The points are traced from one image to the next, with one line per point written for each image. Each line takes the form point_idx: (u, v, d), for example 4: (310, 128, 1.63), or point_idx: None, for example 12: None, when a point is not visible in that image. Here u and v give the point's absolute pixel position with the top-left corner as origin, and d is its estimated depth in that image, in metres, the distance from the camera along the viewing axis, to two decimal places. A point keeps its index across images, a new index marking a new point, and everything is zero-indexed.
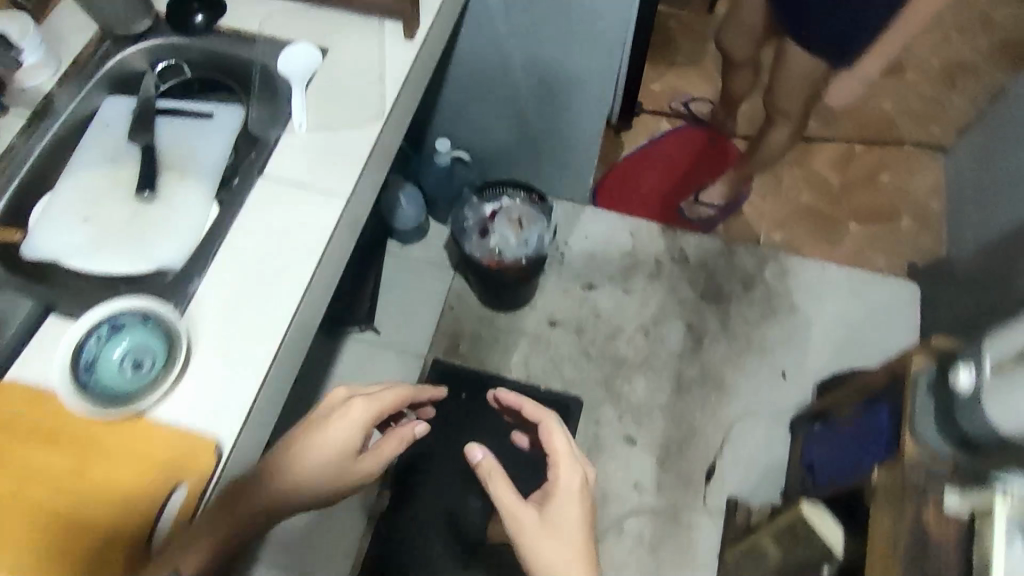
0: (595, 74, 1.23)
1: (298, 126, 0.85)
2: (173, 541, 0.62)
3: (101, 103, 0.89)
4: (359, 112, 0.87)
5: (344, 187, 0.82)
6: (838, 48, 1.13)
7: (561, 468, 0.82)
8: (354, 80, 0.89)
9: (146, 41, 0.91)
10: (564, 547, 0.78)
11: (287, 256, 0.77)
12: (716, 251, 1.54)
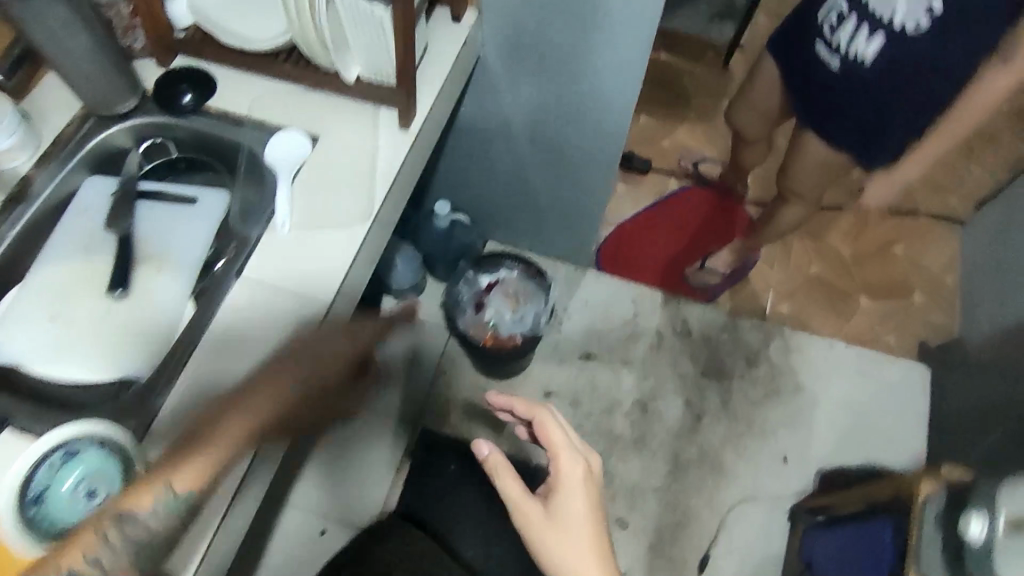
0: (601, 151, 1.20)
1: (281, 224, 0.81)
2: (162, 472, 0.61)
3: (81, 185, 0.86)
4: (347, 208, 0.83)
5: (324, 293, 0.78)
6: (862, 145, 1.08)
7: (561, 457, 0.82)
8: (343, 173, 0.85)
9: (129, 120, 0.88)
10: (574, 538, 0.78)
11: (260, 371, 0.73)
12: (720, 324, 1.50)
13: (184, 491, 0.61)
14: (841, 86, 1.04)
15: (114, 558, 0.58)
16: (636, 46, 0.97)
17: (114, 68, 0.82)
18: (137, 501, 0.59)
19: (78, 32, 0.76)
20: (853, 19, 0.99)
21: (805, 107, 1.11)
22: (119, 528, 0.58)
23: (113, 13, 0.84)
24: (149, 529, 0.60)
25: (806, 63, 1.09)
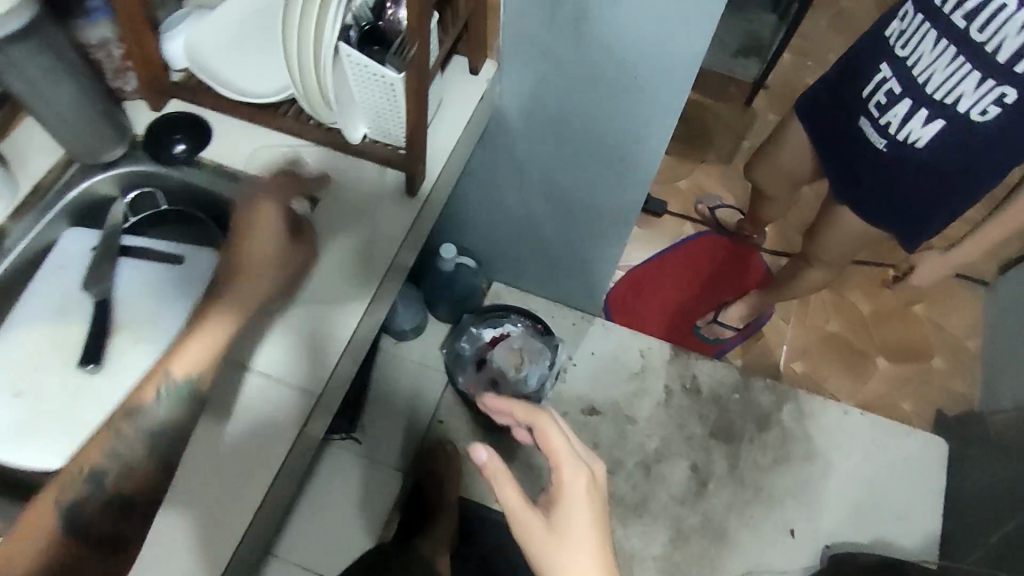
0: (620, 205, 1.13)
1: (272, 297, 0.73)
2: (160, 361, 0.66)
3: (60, 237, 0.80)
4: (347, 284, 0.75)
5: (316, 376, 0.71)
6: (911, 225, 1.01)
7: (567, 466, 0.67)
8: (345, 242, 0.77)
9: (116, 170, 0.82)
10: (583, 563, 0.64)
11: (245, 457, 0.67)
12: (731, 383, 1.43)
13: (184, 376, 0.66)
14: (891, 168, 0.98)
15: (132, 450, 0.63)
16: (666, 105, 0.90)
17: (98, 115, 0.75)
18: (144, 391, 0.65)
19: (60, 81, 0.70)
20: (905, 101, 0.92)
21: (846, 182, 1.07)
22: (131, 420, 0.64)
23: (103, 54, 0.78)
24: (157, 420, 0.65)
25: (852, 137, 1.03)
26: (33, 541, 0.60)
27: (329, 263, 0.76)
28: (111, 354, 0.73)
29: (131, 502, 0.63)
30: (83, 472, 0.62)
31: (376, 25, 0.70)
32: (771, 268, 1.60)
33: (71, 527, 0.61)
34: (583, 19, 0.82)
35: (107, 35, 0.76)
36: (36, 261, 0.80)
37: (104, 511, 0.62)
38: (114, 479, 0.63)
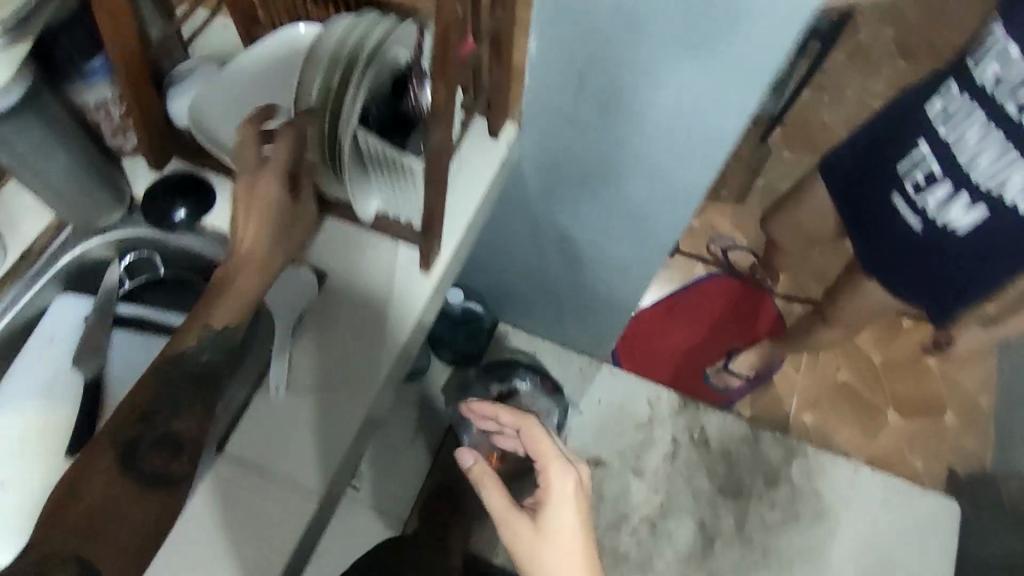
0: (636, 263, 1.09)
1: (275, 388, 0.70)
2: (198, 310, 0.60)
3: (52, 304, 0.75)
4: (352, 374, 0.71)
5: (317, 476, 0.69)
6: (937, 301, 1.01)
7: (555, 471, 0.75)
8: (348, 327, 0.73)
9: (114, 234, 0.77)
10: (568, 560, 0.69)
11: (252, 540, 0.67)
12: (741, 436, 1.39)
13: (225, 326, 0.61)
14: (929, 247, 0.96)
15: (179, 390, 0.59)
16: (693, 174, 0.86)
17: (98, 180, 0.71)
18: (183, 339, 0.60)
19: (55, 151, 0.66)
20: (945, 184, 0.91)
21: (875, 253, 1.06)
22: (172, 367, 0.59)
23: (101, 115, 0.74)
24: (203, 359, 0.60)
25: (884, 212, 1.01)
26: (87, 482, 0.54)
27: (332, 334, 0.73)
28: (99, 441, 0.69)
29: (183, 441, 0.58)
30: (137, 412, 0.57)
31: (402, 109, 0.67)
32: (782, 314, 1.54)
33: (122, 466, 0.56)
34: (615, 87, 0.78)
35: (106, 96, 0.72)
36: (24, 330, 0.76)
37: (154, 450, 0.57)
38: (164, 418, 0.58)
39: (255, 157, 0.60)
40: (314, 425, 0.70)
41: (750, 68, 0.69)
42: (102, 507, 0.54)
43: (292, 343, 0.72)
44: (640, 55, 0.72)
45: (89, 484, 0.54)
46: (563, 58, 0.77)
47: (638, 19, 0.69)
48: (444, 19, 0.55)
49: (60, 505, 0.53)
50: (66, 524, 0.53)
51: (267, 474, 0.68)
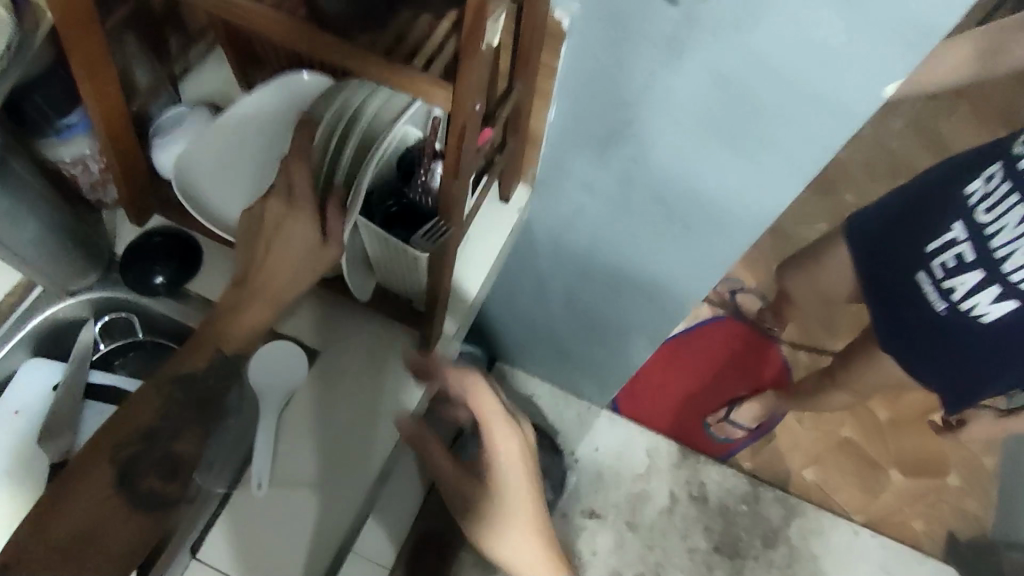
0: (644, 326, 1.04)
1: (257, 485, 0.65)
2: (209, 334, 0.61)
3: (20, 367, 0.70)
4: (340, 474, 0.66)
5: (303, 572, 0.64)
6: (957, 393, 0.98)
7: (499, 438, 0.64)
8: (343, 416, 0.68)
9: (89, 295, 0.71)
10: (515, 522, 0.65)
11: None
12: (740, 494, 1.38)
13: (234, 353, 0.62)
14: (951, 330, 0.94)
15: (182, 412, 0.60)
16: (713, 253, 0.81)
17: (77, 246, 0.66)
18: (189, 360, 0.61)
19: (25, 221, 0.61)
20: (976, 271, 0.88)
21: (897, 331, 1.01)
22: (180, 387, 0.60)
23: (77, 169, 0.68)
24: (210, 382, 0.62)
25: (908, 290, 0.98)
26: (74, 500, 0.56)
27: (325, 420, 0.68)
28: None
29: (180, 465, 0.60)
30: (139, 430, 0.59)
31: (404, 196, 0.60)
32: (790, 362, 1.48)
33: (121, 485, 0.58)
34: (639, 163, 0.72)
35: (84, 152, 0.67)
36: None
37: (153, 471, 0.59)
38: (165, 439, 0.60)
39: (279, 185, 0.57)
40: (302, 527, 0.65)
41: (789, 163, 0.64)
42: (96, 528, 0.56)
43: (278, 433, 0.67)
44: (669, 136, 0.67)
45: (89, 498, 0.56)
46: (585, 130, 0.71)
47: (670, 104, 0.63)
48: (460, 121, 0.49)
49: (52, 507, 0.56)
50: (65, 530, 0.55)
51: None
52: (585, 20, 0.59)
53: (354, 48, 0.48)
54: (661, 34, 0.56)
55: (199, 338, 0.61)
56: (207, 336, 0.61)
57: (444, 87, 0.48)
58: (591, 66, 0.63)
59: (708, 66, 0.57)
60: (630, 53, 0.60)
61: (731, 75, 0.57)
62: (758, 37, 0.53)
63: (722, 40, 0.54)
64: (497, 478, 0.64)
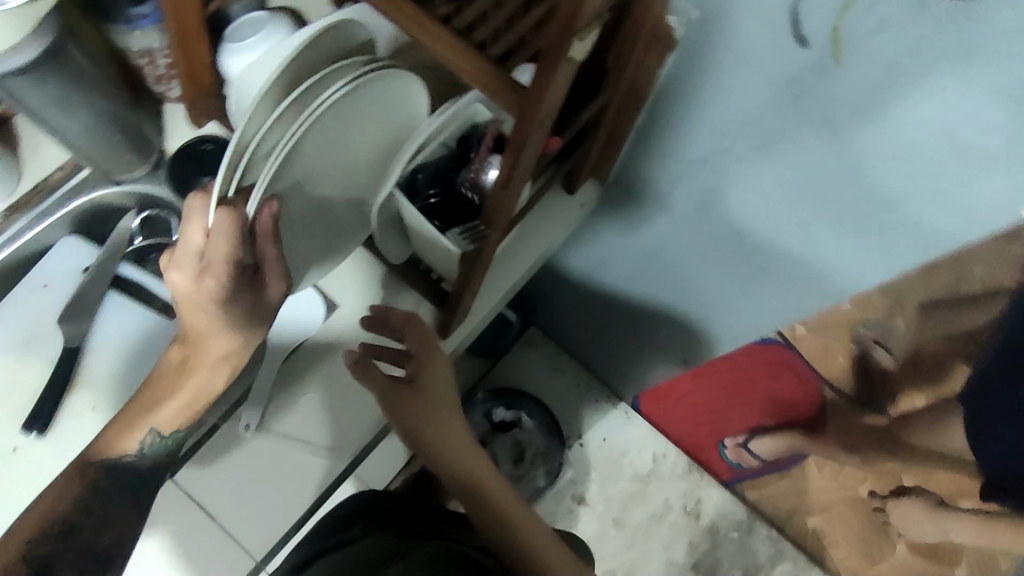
0: (685, 339, 0.98)
1: (246, 425, 0.66)
2: (141, 414, 0.59)
3: (59, 241, 0.72)
4: (326, 438, 0.68)
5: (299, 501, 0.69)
6: None
7: (436, 359, 0.64)
8: (341, 377, 0.68)
9: (134, 187, 0.71)
10: (445, 427, 0.67)
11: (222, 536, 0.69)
12: (736, 522, 1.36)
13: (169, 433, 0.60)
14: None
15: (109, 502, 0.60)
16: (776, 297, 0.75)
17: (125, 140, 0.66)
18: (121, 443, 0.59)
19: (76, 109, 0.61)
20: None
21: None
22: (108, 471, 0.59)
23: (145, 61, 0.67)
24: (139, 466, 0.61)
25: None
26: None
27: (332, 378, 0.68)
28: (62, 417, 0.67)
29: (108, 556, 0.60)
30: (55, 527, 0.58)
31: (462, 187, 0.57)
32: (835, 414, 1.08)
33: None
34: (719, 195, 0.66)
35: (153, 46, 0.65)
36: (26, 264, 0.73)
37: (72, 569, 0.59)
38: (93, 526, 0.60)
39: (202, 224, 0.48)
40: (292, 474, 0.69)
41: (885, 245, 0.57)
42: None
43: (278, 380, 0.67)
44: (758, 180, 0.60)
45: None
46: (670, 143, 0.65)
47: (772, 148, 0.56)
48: (521, 131, 0.43)
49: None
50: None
51: (215, 514, 0.69)
52: (699, 35, 0.52)
53: (424, 15, 0.43)
54: (782, 73, 0.49)
55: (130, 417, 0.59)
56: (140, 412, 0.59)
57: (511, 90, 0.42)
58: (695, 84, 0.56)
59: (828, 124, 0.50)
60: (740, 87, 0.53)
61: (850, 142, 0.50)
62: (894, 110, 0.45)
63: (849, 101, 0.47)
64: (430, 390, 0.65)
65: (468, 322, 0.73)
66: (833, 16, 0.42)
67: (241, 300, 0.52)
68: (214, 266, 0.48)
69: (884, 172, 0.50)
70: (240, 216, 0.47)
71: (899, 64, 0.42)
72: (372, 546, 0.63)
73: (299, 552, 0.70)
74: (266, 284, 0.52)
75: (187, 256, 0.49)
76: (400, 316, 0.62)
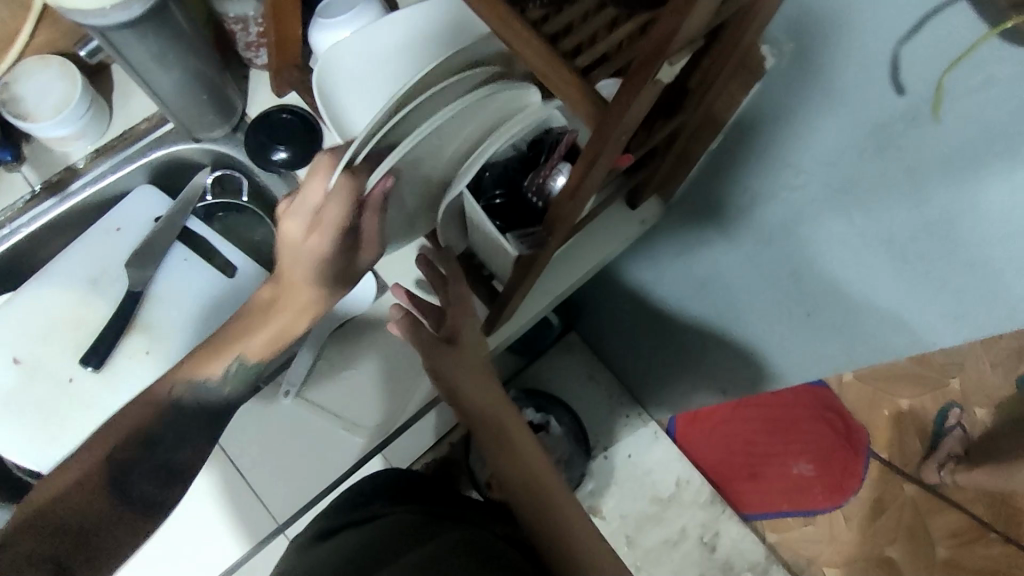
0: (726, 372, 0.96)
1: (285, 391, 0.70)
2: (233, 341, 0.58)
3: (133, 189, 0.75)
4: (357, 417, 0.71)
5: (322, 470, 0.72)
6: None
7: (470, 314, 0.65)
8: (379, 357, 0.71)
9: (209, 146, 0.75)
10: (479, 386, 0.65)
11: (242, 495, 0.73)
12: (751, 563, 1.31)
13: (253, 362, 0.59)
14: None
15: (189, 425, 0.59)
16: (828, 344, 0.72)
17: (208, 98, 0.69)
18: (205, 368, 0.58)
19: (170, 68, 0.64)
20: None
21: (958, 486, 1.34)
22: (188, 394, 0.58)
23: (239, 27, 0.69)
24: (221, 393, 0.60)
25: None
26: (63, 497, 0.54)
27: (372, 360, 0.71)
28: (117, 357, 0.70)
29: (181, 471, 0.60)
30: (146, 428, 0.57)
31: (524, 190, 0.58)
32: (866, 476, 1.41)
33: (109, 485, 0.56)
34: (786, 232, 0.64)
35: (249, 13, 0.68)
36: (101, 207, 0.76)
37: (147, 479, 0.58)
38: (164, 446, 0.58)
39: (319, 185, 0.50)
40: (318, 442, 0.72)
41: (955, 307, 0.53)
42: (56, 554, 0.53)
43: (321, 351, 0.71)
44: (829, 223, 0.58)
45: (77, 510, 0.55)
46: (741, 173, 0.64)
47: (846, 190, 0.54)
48: (596, 145, 0.43)
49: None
50: (36, 552, 0.52)
51: (244, 471, 0.72)
52: (791, 67, 0.52)
53: (518, 20, 0.42)
54: (872, 118, 0.47)
55: (218, 342, 0.58)
56: (228, 339, 0.58)
57: (593, 104, 0.41)
58: (777, 115, 0.56)
59: (909, 175, 0.47)
60: (825, 123, 0.51)
61: (929, 197, 0.47)
62: (988, 177, 0.42)
63: (941, 159, 0.45)
64: (465, 343, 0.65)
65: (515, 321, 0.73)
66: (938, 70, 0.41)
67: (334, 266, 0.55)
68: (323, 225, 0.51)
69: (964, 237, 0.47)
70: (361, 186, 0.48)
71: (999, 128, 0.40)
72: (392, 524, 0.65)
73: (321, 524, 0.71)
74: (359, 254, 0.55)
75: (303, 208, 0.51)
76: (448, 269, 0.63)
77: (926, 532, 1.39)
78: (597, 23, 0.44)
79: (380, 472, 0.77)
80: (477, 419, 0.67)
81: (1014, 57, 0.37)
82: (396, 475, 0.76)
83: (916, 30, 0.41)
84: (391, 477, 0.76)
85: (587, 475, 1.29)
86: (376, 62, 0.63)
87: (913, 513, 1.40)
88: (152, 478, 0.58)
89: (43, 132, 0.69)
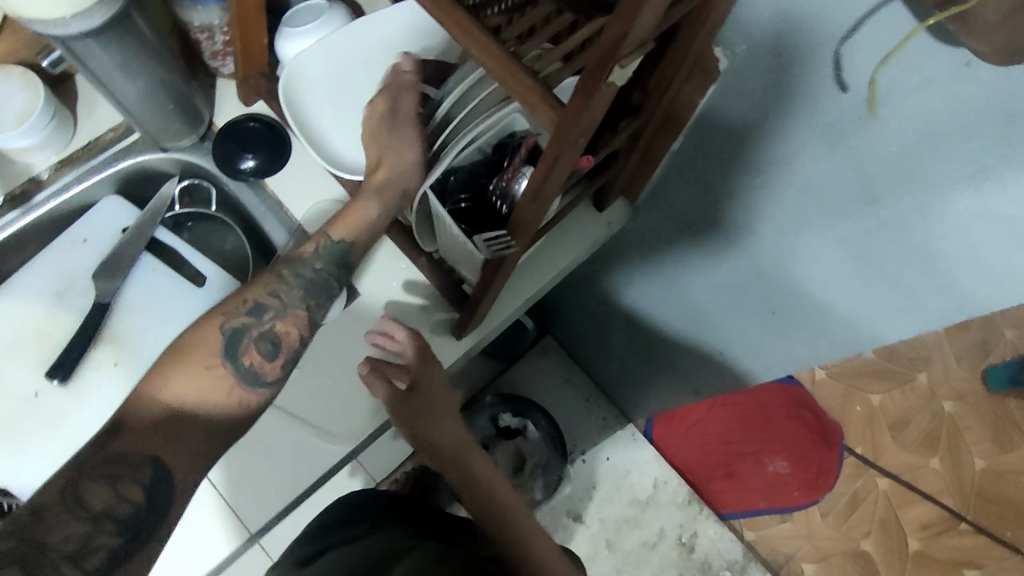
0: (698, 373, 0.98)
1: None
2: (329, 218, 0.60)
3: (100, 200, 0.75)
4: (330, 425, 0.71)
5: (298, 476, 0.73)
6: None
7: (433, 366, 0.64)
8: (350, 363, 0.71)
9: (177, 156, 0.75)
10: (445, 424, 0.69)
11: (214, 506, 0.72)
12: (729, 561, 1.32)
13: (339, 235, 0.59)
14: None
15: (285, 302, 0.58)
16: (792, 342, 0.74)
17: (177, 109, 0.69)
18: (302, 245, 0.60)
19: (136, 77, 0.64)
20: None
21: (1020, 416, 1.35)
22: (287, 270, 0.59)
23: (204, 36, 0.69)
24: (312, 270, 0.59)
25: None
26: (177, 371, 0.55)
27: (345, 366, 0.71)
28: (84, 369, 0.69)
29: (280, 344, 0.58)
30: (246, 306, 0.57)
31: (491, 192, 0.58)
32: (840, 472, 1.44)
33: (224, 354, 0.56)
34: (747, 233, 0.65)
35: (213, 22, 0.68)
36: (65, 219, 0.76)
37: (254, 348, 0.57)
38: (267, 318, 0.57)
39: None
40: (294, 449, 0.73)
41: (910, 301, 0.54)
42: (154, 445, 0.53)
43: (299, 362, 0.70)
44: (790, 222, 0.59)
45: (185, 386, 0.55)
46: (703, 175, 0.66)
47: (802, 188, 0.55)
48: (556, 146, 0.44)
49: (46, 506, 0.49)
50: (134, 450, 0.52)
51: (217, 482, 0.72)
52: (741, 70, 0.54)
53: (476, 25, 0.43)
54: (819, 117, 0.49)
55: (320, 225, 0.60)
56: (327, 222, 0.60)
57: (552, 105, 0.42)
58: (732, 117, 0.57)
59: (859, 173, 0.49)
60: (778, 123, 0.53)
61: (881, 192, 0.49)
62: (933, 169, 0.44)
63: (886, 155, 0.46)
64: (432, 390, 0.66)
65: (485, 325, 0.73)
66: (872, 68, 0.43)
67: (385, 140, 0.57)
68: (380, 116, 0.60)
69: (914, 231, 0.48)
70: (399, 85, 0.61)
71: (938, 124, 0.42)
72: (380, 544, 0.64)
73: (294, 555, 0.69)
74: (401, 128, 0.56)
75: None
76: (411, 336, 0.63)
77: (898, 526, 1.42)
78: (555, 26, 0.45)
79: (353, 493, 0.77)
80: (445, 451, 0.70)
81: (944, 57, 0.39)
82: (369, 494, 0.77)
83: (852, 32, 0.43)
84: (364, 496, 0.76)
85: (565, 479, 1.30)
86: (343, 74, 0.64)
87: (886, 508, 1.43)
88: (256, 347, 0.57)
89: (6, 142, 0.68)
